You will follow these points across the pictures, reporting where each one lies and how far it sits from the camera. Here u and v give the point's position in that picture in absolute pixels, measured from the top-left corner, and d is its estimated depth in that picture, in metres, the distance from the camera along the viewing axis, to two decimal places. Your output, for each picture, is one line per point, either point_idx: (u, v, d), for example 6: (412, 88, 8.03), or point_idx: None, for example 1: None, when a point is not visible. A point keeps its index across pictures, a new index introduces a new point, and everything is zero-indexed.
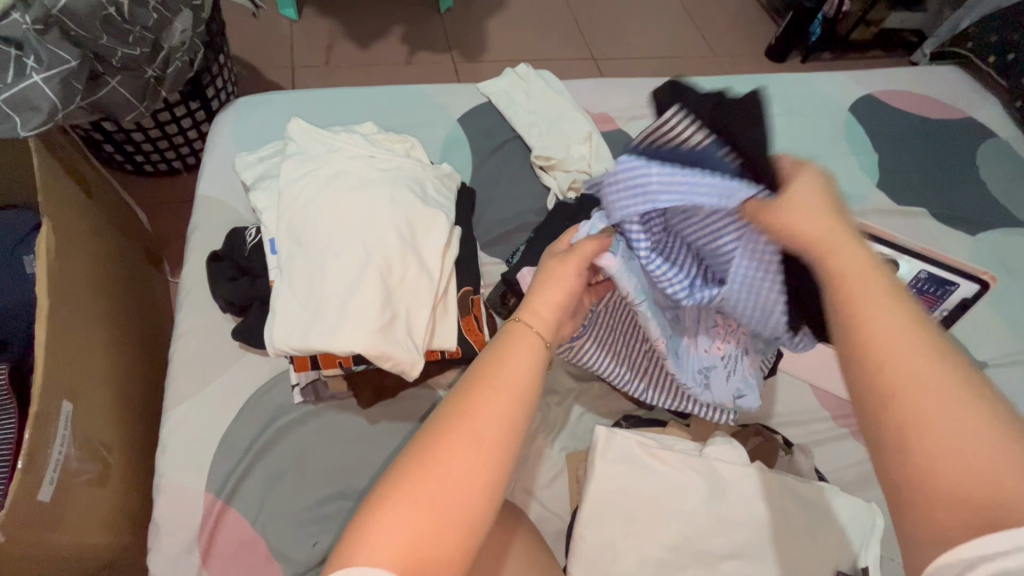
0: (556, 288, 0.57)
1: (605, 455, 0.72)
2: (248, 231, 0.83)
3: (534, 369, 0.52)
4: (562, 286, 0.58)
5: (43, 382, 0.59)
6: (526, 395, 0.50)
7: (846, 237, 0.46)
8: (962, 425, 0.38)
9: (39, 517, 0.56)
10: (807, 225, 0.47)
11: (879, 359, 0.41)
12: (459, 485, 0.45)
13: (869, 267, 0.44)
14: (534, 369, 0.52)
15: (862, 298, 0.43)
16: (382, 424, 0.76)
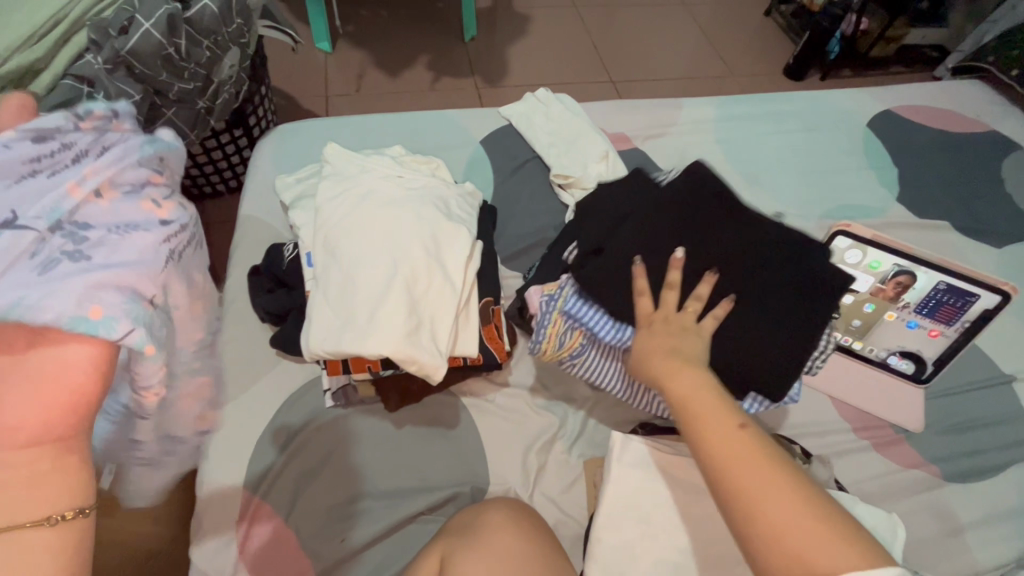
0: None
1: (621, 459, 0.74)
2: (286, 247, 0.89)
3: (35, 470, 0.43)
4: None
5: None
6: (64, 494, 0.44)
7: (688, 370, 0.59)
8: (793, 518, 0.48)
9: None
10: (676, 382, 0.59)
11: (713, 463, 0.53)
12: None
13: (703, 388, 0.58)
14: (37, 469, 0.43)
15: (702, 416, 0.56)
16: (408, 428, 0.81)
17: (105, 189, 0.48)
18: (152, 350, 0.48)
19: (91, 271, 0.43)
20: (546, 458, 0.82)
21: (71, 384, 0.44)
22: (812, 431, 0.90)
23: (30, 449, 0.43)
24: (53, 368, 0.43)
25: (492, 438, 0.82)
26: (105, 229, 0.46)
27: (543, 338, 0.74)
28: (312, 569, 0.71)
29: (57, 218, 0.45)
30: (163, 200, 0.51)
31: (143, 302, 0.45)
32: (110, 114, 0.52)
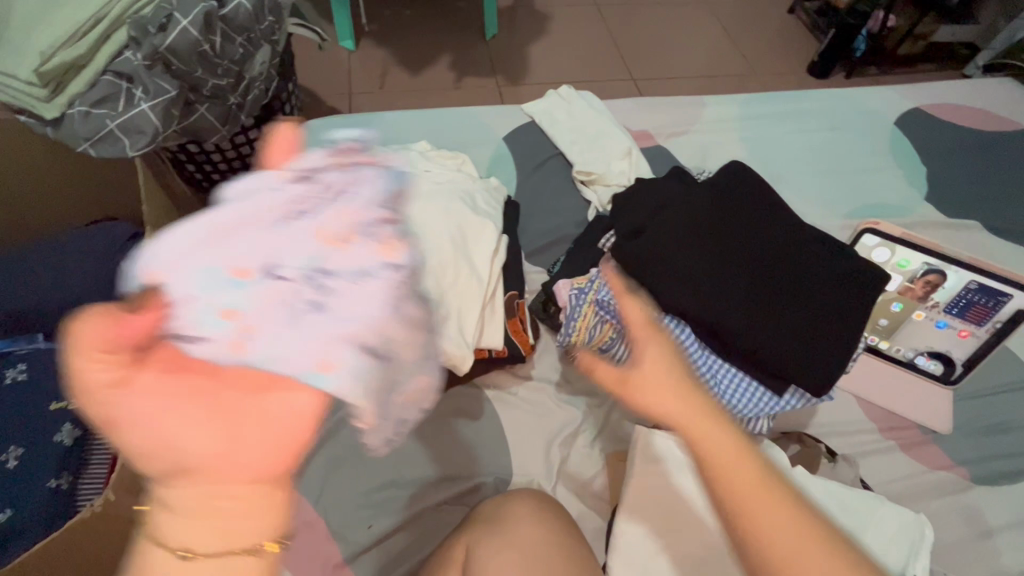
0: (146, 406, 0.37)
1: (643, 454, 0.75)
2: None
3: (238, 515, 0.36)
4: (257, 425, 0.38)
5: None
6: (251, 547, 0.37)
7: (667, 363, 0.45)
8: None
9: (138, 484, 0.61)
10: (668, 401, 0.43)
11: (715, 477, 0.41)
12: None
13: (688, 392, 0.43)
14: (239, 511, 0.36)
15: (716, 460, 0.41)
16: (433, 419, 0.82)
17: (353, 229, 0.46)
18: (375, 396, 0.42)
19: (333, 324, 0.42)
20: (569, 451, 0.83)
21: (279, 432, 0.38)
22: (838, 430, 0.89)
23: (248, 485, 0.37)
24: (273, 411, 0.39)
25: (515, 431, 0.83)
26: (344, 277, 0.44)
27: (573, 331, 0.74)
28: (340, 555, 0.73)
29: (311, 266, 0.44)
30: (393, 240, 0.47)
31: (377, 353, 0.42)
32: (357, 146, 0.54)
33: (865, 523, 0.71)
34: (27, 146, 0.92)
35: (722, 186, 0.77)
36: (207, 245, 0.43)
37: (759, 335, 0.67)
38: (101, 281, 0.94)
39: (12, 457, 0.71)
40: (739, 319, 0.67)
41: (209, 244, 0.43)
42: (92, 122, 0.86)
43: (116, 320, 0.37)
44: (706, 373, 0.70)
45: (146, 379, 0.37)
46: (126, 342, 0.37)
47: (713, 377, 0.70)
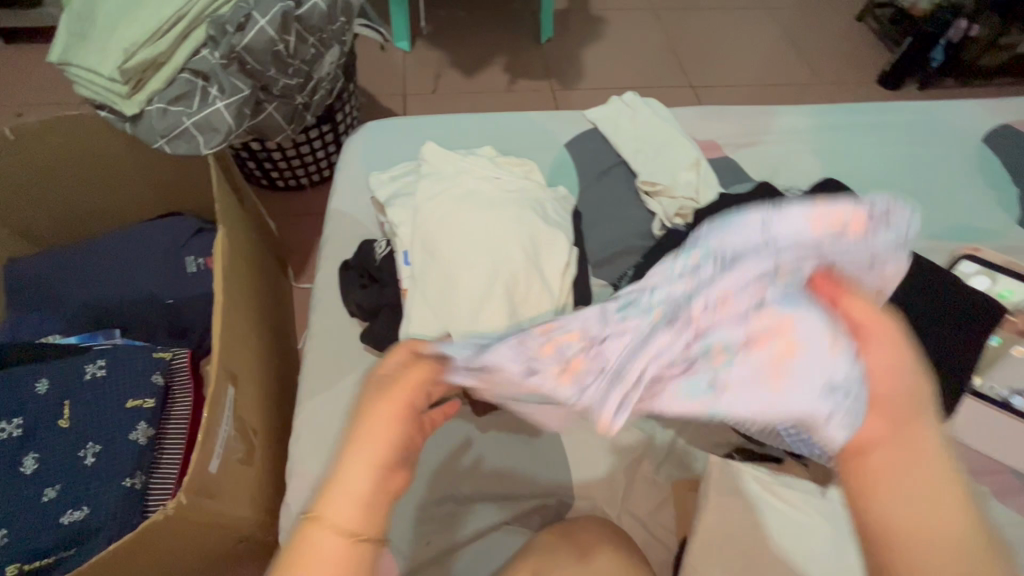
0: (374, 436, 0.43)
1: (719, 486, 0.71)
2: (377, 244, 0.90)
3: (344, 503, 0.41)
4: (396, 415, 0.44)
5: (217, 366, 0.66)
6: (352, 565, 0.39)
7: (897, 337, 0.43)
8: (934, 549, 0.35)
9: (205, 486, 0.62)
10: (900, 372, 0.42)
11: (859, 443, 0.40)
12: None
13: (905, 376, 0.41)
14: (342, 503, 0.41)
15: (896, 435, 0.39)
16: (493, 434, 0.80)
17: (588, 340, 0.48)
18: (683, 395, 0.45)
19: (549, 364, 0.48)
20: (634, 476, 0.79)
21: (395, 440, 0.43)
22: None
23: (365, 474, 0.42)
24: (389, 418, 0.44)
25: (577, 450, 0.80)
26: (586, 335, 0.48)
27: None
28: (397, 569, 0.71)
29: (540, 330, 0.49)
30: (613, 327, 0.47)
31: (833, 397, 0.42)
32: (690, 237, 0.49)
33: None
34: (99, 143, 0.94)
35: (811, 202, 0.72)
36: (542, 331, 0.49)
37: None
38: (168, 275, 0.95)
39: (88, 454, 0.69)
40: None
41: (539, 335, 0.49)
42: (169, 119, 0.87)
43: (407, 390, 0.46)
44: None
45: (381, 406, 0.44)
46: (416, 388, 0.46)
47: None
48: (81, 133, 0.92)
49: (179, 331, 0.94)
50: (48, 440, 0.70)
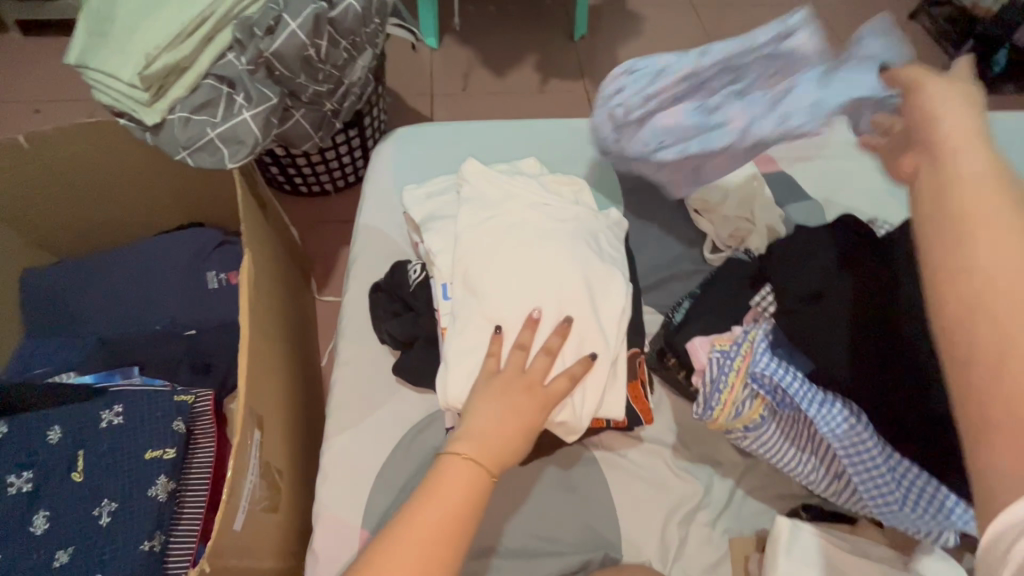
0: (504, 410, 0.57)
1: (789, 551, 0.64)
2: (411, 266, 0.84)
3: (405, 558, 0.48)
4: (450, 491, 0.52)
5: (243, 412, 0.60)
6: None
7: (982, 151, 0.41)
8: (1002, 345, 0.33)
9: (229, 546, 0.56)
10: (944, 127, 0.43)
11: (964, 215, 0.37)
12: (410, 544, 0.48)
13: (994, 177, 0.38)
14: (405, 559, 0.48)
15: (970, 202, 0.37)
16: (535, 479, 0.74)
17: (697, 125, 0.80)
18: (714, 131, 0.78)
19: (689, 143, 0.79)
20: (688, 529, 0.72)
21: (453, 503, 0.51)
22: None
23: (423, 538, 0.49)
24: (454, 486, 0.52)
25: (625, 500, 0.73)
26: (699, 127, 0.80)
27: (717, 405, 0.64)
28: None
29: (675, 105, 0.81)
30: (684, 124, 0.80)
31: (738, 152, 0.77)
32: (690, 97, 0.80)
33: None
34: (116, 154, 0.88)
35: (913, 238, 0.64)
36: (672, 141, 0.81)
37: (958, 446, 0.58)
38: (189, 294, 0.90)
39: (104, 512, 0.65)
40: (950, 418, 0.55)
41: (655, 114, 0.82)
42: (192, 129, 0.81)
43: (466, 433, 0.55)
44: (884, 472, 0.59)
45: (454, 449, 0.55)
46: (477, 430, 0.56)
47: (891, 478, 0.59)
48: (96, 142, 0.86)
49: (202, 366, 0.85)
50: (61, 496, 0.66)
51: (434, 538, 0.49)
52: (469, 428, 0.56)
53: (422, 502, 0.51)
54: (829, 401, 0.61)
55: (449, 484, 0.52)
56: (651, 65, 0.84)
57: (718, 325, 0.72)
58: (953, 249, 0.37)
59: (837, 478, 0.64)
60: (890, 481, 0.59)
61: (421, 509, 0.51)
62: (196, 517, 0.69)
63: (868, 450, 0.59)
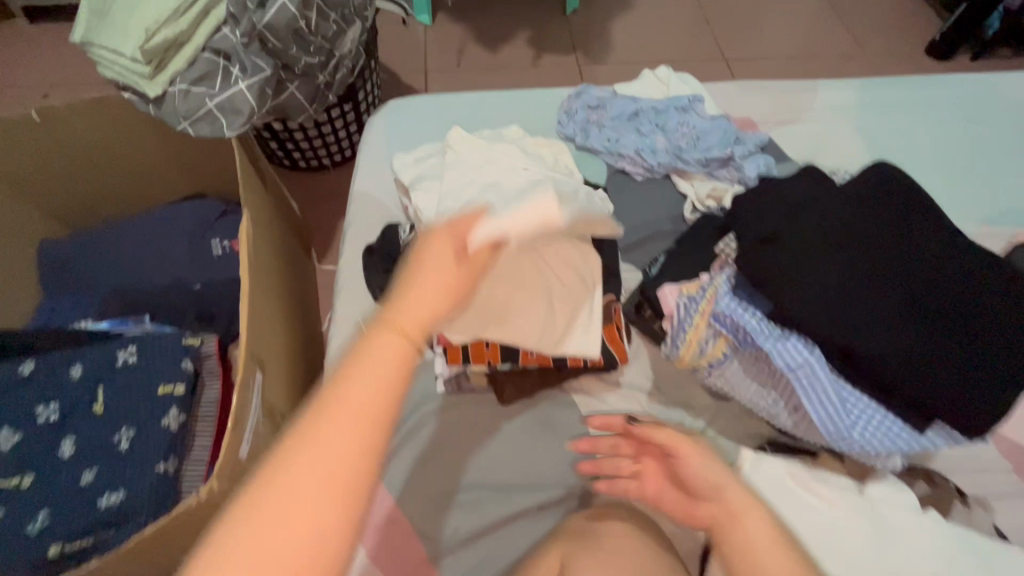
0: (438, 281, 0.44)
1: (751, 479, 0.68)
2: (402, 228, 0.88)
3: (322, 444, 0.38)
4: (376, 363, 0.41)
5: (245, 354, 0.66)
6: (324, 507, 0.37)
7: (753, 509, 0.60)
8: None
9: (236, 471, 0.62)
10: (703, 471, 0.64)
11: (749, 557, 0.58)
12: (335, 424, 0.38)
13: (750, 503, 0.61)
14: (323, 444, 0.38)
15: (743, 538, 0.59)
16: (518, 421, 0.79)
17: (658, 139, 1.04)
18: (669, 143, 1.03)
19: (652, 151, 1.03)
20: None
21: (378, 378, 0.40)
22: (966, 467, 0.79)
23: (342, 421, 0.38)
24: (377, 360, 0.41)
25: None
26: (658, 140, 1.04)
27: (683, 344, 0.68)
28: (427, 553, 0.71)
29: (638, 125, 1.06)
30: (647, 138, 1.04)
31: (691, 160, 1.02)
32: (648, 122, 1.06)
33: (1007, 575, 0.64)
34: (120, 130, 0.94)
35: (863, 184, 0.68)
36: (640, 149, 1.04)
37: (909, 368, 0.60)
38: (196, 258, 0.95)
39: (122, 440, 0.70)
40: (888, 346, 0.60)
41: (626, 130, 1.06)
42: (192, 101, 0.86)
43: (396, 301, 0.44)
44: (837, 402, 0.63)
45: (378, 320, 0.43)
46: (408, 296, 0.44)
47: (843, 406, 0.63)
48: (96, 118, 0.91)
49: (207, 317, 0.92)
50: (83, 426, 0.71)
51: (365, 409, 0.39)
52: (400, 295, 0.44)
53: (338, 393, 0.39)
54: (786, 337, 0.65)
55: (375, 357, 0.41)
56: (612, 100, 1.09)
57: (689, 274, 0.76)
58: (721, 515, 0.61)
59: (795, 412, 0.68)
60: (842, 409, 0.63)
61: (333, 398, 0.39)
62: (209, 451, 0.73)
63: (821, 381, 0.63)
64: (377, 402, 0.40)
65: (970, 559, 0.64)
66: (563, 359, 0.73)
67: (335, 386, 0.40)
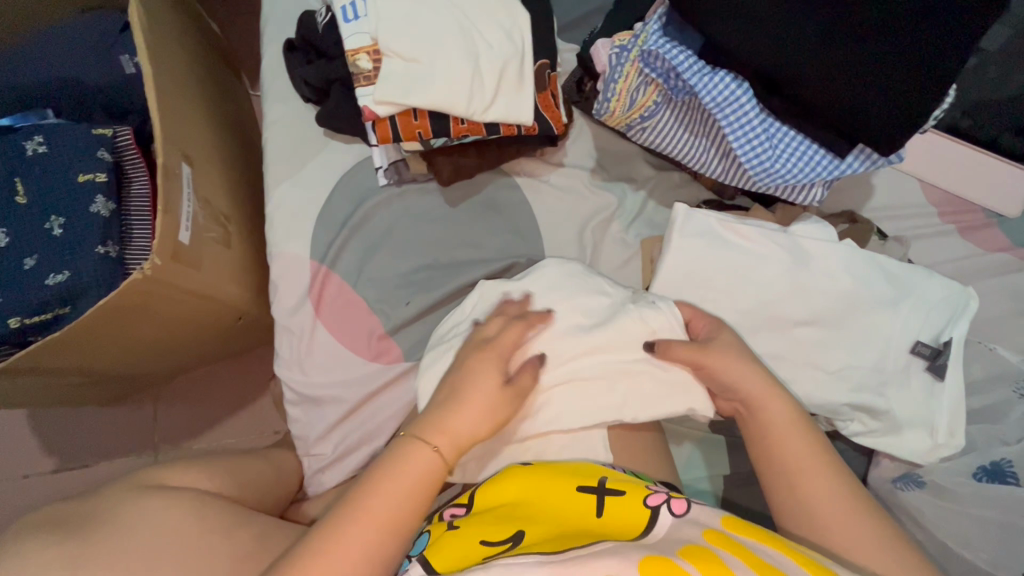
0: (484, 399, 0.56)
1: (682, 229, 0.70)
2: (318, 13, 0.80)
3: (399, 498, 0.51)
4: (407, 478, 0.52)
5: (163, 141, 0.64)
6: (393, 538, 0.50)
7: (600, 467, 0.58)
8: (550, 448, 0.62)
9: (178, 254, 0.64)
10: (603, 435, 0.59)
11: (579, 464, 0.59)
12: (397, 481, 0.51)
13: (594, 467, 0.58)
14: (398, 501, 0.50)
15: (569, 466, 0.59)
16: (462, 207, 0.79)
17: None
18: None
19: None
20: (600, 237, 0.80)
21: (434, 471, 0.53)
22: (890, 213, 0.83)
23: (409, 489, 0.51)
24: (399, 467, 0.52)
25: (547, 217, 0.80)
26: None
27: (615, 95, 0.68)
28: (383, 328, 0.77)
29: None
30: None
31: None
32: None
33: (909, 289, 0.70)
34: None
35: None
36: None
37: (829, 88, 0.59)
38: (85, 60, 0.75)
39: (55, 226, 0.61)
40: (806, 60, 0.59)
41: None
42: None
43: (423, 457, 0.53)
44: (762, 136, 0.63)
45: (413, 455, 0.53)
46: (428, 477, 0.52)
47: (768, 139, 0.63)
48: None
49: (121, 113, 0.76)
50: (9, 213, 0.60)
51: (418, 485, 0.52)
52: (438, 419, 0.55)
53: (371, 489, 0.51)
54: (715, 72, 0.64)
55: (413, 467, 0.52)
56: None
57: (627, 27, 0.71)
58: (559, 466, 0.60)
59: (723, 156, 0.70)
60: (768, 141, 0.63)
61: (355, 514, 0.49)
62: (147, 241, 0.65)
63: (747, 115, 0.63)
64: (411, 496, 0.51)
65: (875, 277, 0.69)
66: (496, 129, 0.72)
67: (361, 495, 0.50)
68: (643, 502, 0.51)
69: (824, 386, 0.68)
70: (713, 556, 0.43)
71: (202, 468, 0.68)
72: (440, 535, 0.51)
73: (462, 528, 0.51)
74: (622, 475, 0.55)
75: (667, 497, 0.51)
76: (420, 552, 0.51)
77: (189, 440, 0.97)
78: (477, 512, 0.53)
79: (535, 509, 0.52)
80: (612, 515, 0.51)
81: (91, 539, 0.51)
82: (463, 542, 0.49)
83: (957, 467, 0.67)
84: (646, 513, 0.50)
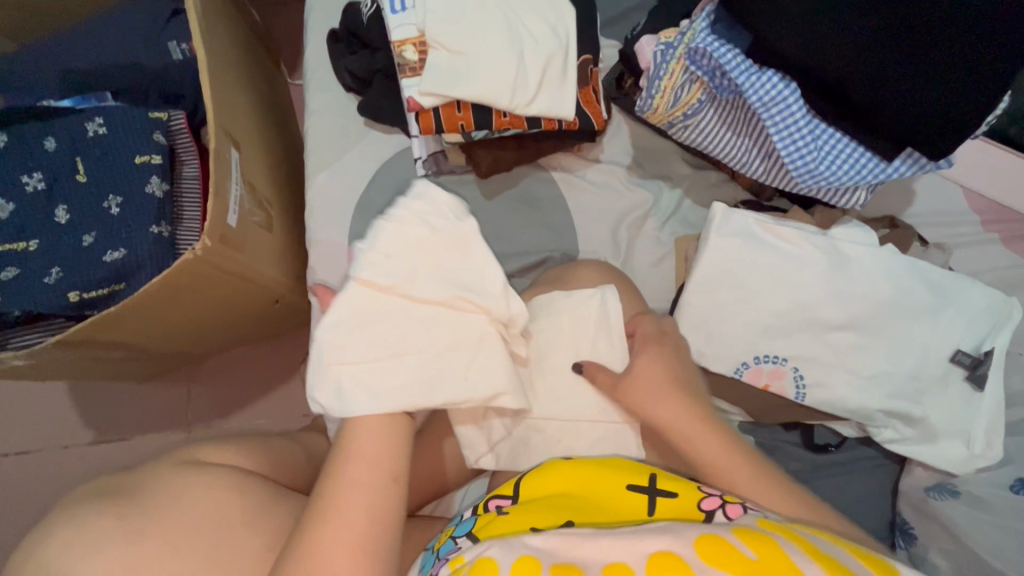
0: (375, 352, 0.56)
1: (720, 229, 0.70)
2: (363, 3, 0.81)
3: (375, 446, 0.53)
4: (376, 430, 0.53)
5: (215, 125, 0.65)
6: (388, 475, 0.51)
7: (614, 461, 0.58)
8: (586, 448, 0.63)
9: (226, 237, 0.66)
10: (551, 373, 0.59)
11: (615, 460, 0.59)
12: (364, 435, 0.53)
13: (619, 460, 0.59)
14: (376, 448, 0.53)
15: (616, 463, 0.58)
16: (498, 200, 0.80)
17: None
18: None
19: None
20: (634, 233, 0.81)
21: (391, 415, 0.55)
22: (931, 219, 0.82)
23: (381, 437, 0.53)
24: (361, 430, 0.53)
25: (582, 212, 0.80)
26: None
27: (658, 92, 0.68)
28: None
29: None
30: None
31: None
32: None
33: (952, 298, 0.69)
34: None
35: None
36: None
37: (880, 89, 0.59)
38: (138, 45, 0.77)
39: (113, 205, 0.63)
40: (858, 61, 0.59)
41: None
42: None
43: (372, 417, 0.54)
44: (808, 137, 0.63)
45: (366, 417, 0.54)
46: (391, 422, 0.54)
47: (813, 140, 0.63)
48: None
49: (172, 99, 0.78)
50: (70, 192, 0.63)
51: (384, 430, 0.54)
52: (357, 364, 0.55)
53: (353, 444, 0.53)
54: (762, 71, 0.63)
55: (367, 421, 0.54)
56: None
57: (672, 24, 0.71)
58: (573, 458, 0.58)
59: (765, 156, 0.69)
60: (814, 143, 0.63)
61: (304, 556, 0.46)
62: (198, 223, 0.67)
63: (793, 116, 0.62)
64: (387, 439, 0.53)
65: (918, 283, 0.68)
66: (537, 123, 0.73)
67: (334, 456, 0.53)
68: (696, 504, 0.51)
69: (859, 391, 0.67)
70: (774, 543, 0.43)
71: (231, 446, 0.70)
72: (487, 521, 0.53)
73: (513, 517, 0.51)
74: (672, 475, 0.56)
75: (720, 500, 0.51)
76: (468, 532, 0.52)
77: (220, 419, 1.00)
78: (525, 503, 0.54)
79: (586, 504, 0.53)
80: (664, 513, 0.51)
81: (128, 510, 0.53)
82: (515, 529, 0.50)
83: (993, 478, 0.67)
84: (701, 515, 0.50)
